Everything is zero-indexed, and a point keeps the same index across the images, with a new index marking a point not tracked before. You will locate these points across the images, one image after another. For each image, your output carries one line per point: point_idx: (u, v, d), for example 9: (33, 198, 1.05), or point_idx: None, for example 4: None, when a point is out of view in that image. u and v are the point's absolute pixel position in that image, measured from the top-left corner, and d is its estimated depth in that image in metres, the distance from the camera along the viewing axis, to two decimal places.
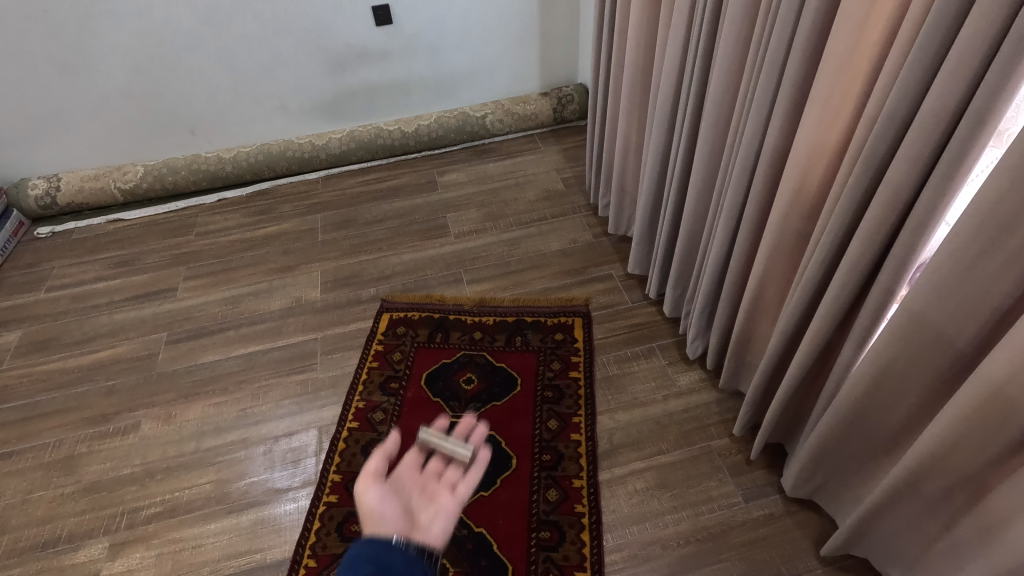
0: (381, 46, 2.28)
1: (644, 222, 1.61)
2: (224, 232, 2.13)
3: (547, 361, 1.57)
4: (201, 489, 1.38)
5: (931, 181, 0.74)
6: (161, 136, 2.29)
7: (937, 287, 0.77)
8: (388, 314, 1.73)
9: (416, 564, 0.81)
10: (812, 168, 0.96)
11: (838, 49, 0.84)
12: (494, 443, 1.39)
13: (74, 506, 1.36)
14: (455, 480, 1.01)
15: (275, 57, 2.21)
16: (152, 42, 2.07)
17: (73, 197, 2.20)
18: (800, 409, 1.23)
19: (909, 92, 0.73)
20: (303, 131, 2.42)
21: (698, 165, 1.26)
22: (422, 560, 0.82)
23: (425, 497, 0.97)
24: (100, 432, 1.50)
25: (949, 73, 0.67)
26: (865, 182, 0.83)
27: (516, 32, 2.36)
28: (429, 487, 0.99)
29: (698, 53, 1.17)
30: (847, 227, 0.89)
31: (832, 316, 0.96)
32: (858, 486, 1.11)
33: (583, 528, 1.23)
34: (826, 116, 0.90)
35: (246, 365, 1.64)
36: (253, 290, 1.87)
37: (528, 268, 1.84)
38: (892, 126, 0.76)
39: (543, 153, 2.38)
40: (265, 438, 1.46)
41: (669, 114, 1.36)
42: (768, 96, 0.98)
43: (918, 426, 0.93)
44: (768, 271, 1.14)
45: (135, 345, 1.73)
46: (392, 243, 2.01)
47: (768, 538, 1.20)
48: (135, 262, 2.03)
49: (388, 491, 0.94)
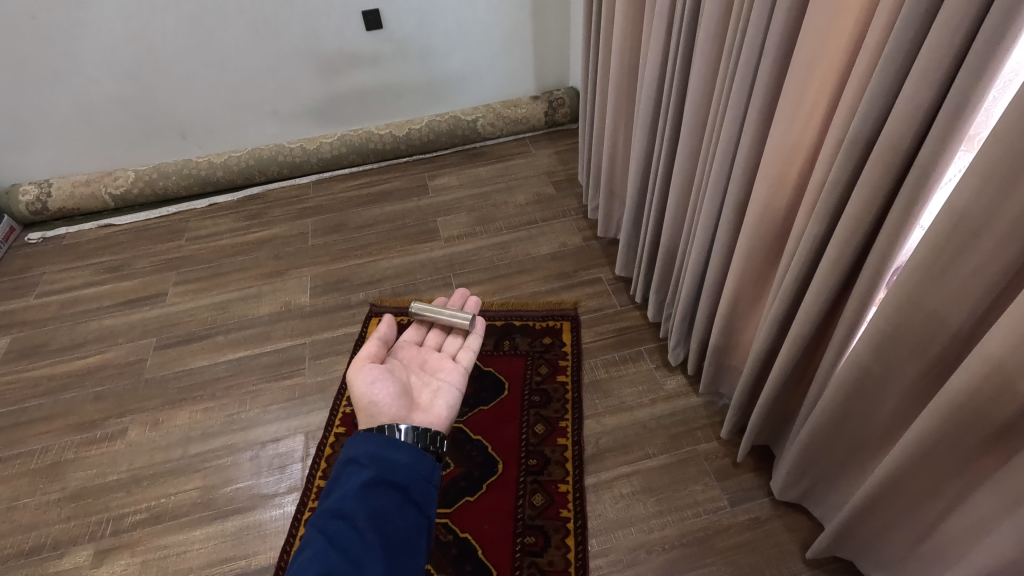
0: (370, 51, 2.28)
1: (629, 226, 1.61)
2: (215, 237, 2.13)
3: (534, 365, 1.57)
4: (187, 495, 1.37)
5: (906, 185, 0.74)
6: (152, 141, 2.29)
7: (913, 290, 0.77)
8: (376, 319, 1.73)
9: (419, 463, 0.86)
10: (786, 173, 0.96)
11: (806, 54, 0.83)
12: (480, 448, 1.39)
13: (60, 513, 1.36)
14: (452, 350, 1.18)
15: (264, 61, 2.21)
16: (141, 48, 2.07)
17: (63, 203, 2.21)
18: (785, 412, 1.22)
19: (879, 99, 0.73)
20: (294, 135, 2.42)
21: (679, 170, 1.25)
22: (426, 457, 0.87)
23: (426, 367, 1.12)
24: (87, 438, 1.50)
25: (916, 78, 0.67)
26: (839, 187, 0.83)
27: (506, 36, 2.37)
28: (428, 361, 1.14)
29: (677, 59, 1.17)
30: (823, 232, 0.89)
31: (812, 320, 0.96)
32: (843, 489, 1.11)
33: (569, 533, 1.23)
34: (797, 121, 0.89)
35: (234, 371, 1.64)
36: (243, 295, 1.87)
37: (517, 272, 1.84)
38: (865, 130, 0.76)
39: (534, 156, 2.38)
40: (252, 444, 1.46)
41: (652, 118, 1.36)
42: (742, 101, 0.98)
43: (900, 428, 0.93)
44: (748, 275, 1.14)
45: (124, 351, 1.73)
46: (382, 247, 2.01)
47: (754, 542, 1.20)
48: (126, 267, 2.03)
49: (394, 365, 1.08)
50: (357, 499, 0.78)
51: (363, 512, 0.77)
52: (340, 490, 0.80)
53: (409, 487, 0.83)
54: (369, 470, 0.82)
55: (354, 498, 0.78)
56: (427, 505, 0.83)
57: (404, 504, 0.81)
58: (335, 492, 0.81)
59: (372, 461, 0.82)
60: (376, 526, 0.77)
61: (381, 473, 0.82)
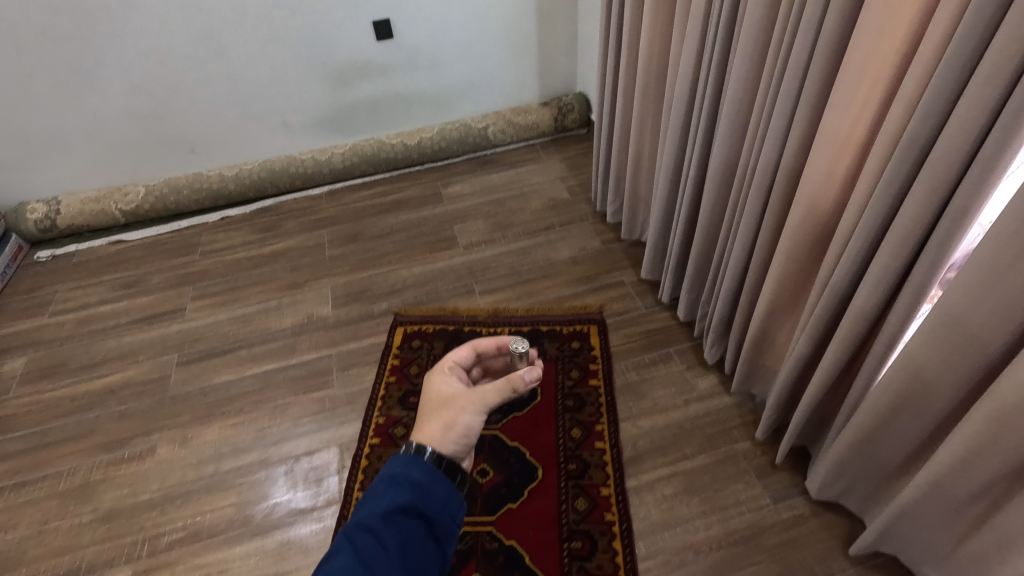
0: (382, 60, 2.29)
1: (658, 228, 1.63)
2: (230, 250, 2.11)
3: (565, 369, 1.57)
4: (223, 512, 1.35)
5: (964, 183, 0.76)
6: (162, 155, 2.28)
7: (972, 288, 0.77)
8: (401, 328, 1.73)
9: (452, 498, 0.80)
10: (834, 171, 0.98)
11: (860, 55, 0.86)
12: (518, 454, 1.39)
13: (93, 535, 1.33)
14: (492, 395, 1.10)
15: (277, 73, 2.20)
16: (152, 62, 2.06)
17: (73, 220, 2.18)
18: (825, 410, 1.23)
19: (942, 96, 0.75)
20: (305, 146, 2.42)
21: (716, 170, 1.28)
22: (456, 496, 0.81)
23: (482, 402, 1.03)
24: (115, 458, 1.48)
25: (984, 75, 0.69)
26: (896, 184, 0.84)
27: (516, 43, 2.38)
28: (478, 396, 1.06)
29: (715, 63, 1.19)
30: (875, 231, 0.91)
31: (862, 316, 0.97)
32: (886, 487, 1.12)
33: (615, 536, 1.23)
34: (848, 118, 0.92)
35: (261, 385, 1.62)
36: (263, 308, 1.86)
37: (540, 277, 1.84)
38: (924, 127, 0.78)
39: (545, 162, 2.39)
40: (286, 458, 1.44)
41: (684, 120, 1.38)
42: (788, 102, 1.01)
43: (950, 425, 0.94)
44: (791, 272, 1.15)
45: (145, 368, 1.70)
46: (401, 256, 2.00)
47: (799, 539, 1.21)
48: (141, 283, 2.01)
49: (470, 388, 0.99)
50: (386, 520, 0.73)
51: (388, 536, 0.72)
52: (368, 502, 0.75)
53: (434, 521, 0.77)
54: (405, 493, 0.76)
55: (385, 519, 0.73)
56: (448, 544, 0.78)
57: (427, 538, 0.76)
58: (360, 504, 0.75)
59: (410, 483, 0.77)
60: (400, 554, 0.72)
61: (414, 498, 0.76)
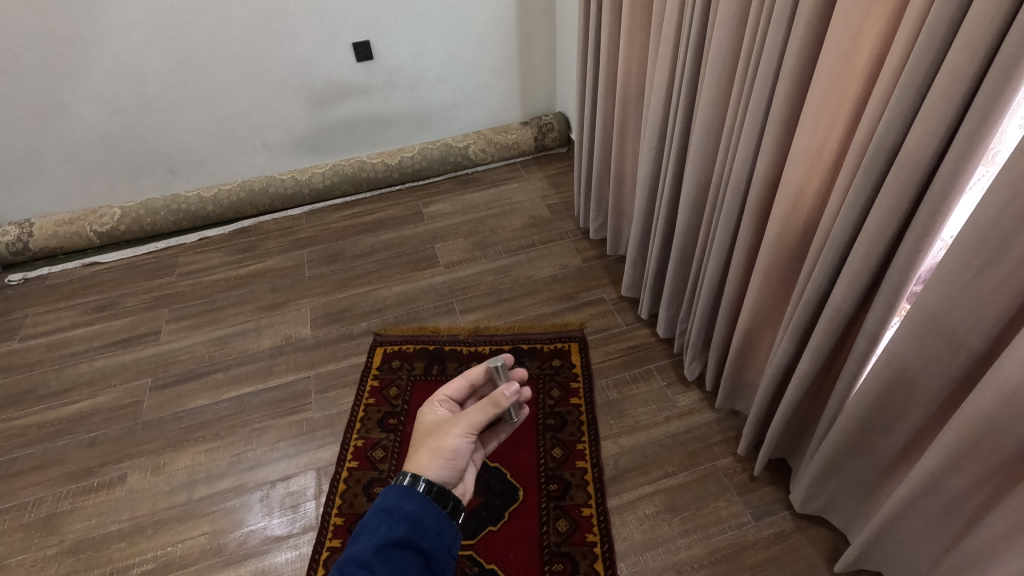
0: (363, 81, 2.30)
1: (637, 245, 1.65)
2: (207, 271, 2.09)
3: (546, 388, 1.56)
4: (196, 541, 1.32)
5: (925, 201, 0.78)
6: (139, 176, 2.25)
7: (939, 300, 0.78)
8: (381, 349, 1.71)
9: (446, 531, 0.79)
10: (804, 187, 1.00)
11: (823, 78, 0.88)
12: (499, 476, 1.37)
13: (58, 568, 1.28)
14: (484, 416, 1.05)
15: (256, 94, 2.20)
16: (129, 82, 2.05)
17: (46, 242, 2.14)
18: (802, 425, 1.24)
19: (900, 117, 0.77)
20: (285, 166, 2.41)
21: (690, 188, 1.31)
22: (451, 526, 0.80)
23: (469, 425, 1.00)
24: (83, 487, 1.43)
25: (937, 96, 0.71)
26: (862, 202, 0.87)
27: (496, 64, 2.41)
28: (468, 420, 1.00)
29: (686, 85, 1.22)
30: (844, 246, 0.93)
31: (834, 330, 0.98)
32: (863, 503, 1.12)
33: (597, 557, 1.21)
34: (814, 136, 0.94)
35: (237, 409, 1.59)
36: (240, 330, 1.83)
37: (520, 295, 1.85)
38: (886, 146, 0.80)
39: (526, 180, 2.41)
40: (261, 484, 1.41)
41: (659, 139, 1.41)
42: (758, 122, 1.03)
43: (925, 438, 0.95)
44: (766, 286, 1.17)
45: (118, 393, 1.66)
46: (381, 275, 1.99)
47: (781, 556, 1.20)
48: (116, 305, 1.97)
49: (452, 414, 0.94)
50: (381, 552, 0.72)
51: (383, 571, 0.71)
52: (363, 537, 0.74)
53: (430, 555, 0.76)
54: (399, 528, 0.75)
55: (379, 553, 0.71)
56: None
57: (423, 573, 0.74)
58: (355, 539, 0.75)
59: (402, 518, 0.76)
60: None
61: (407, 534, 0.75)
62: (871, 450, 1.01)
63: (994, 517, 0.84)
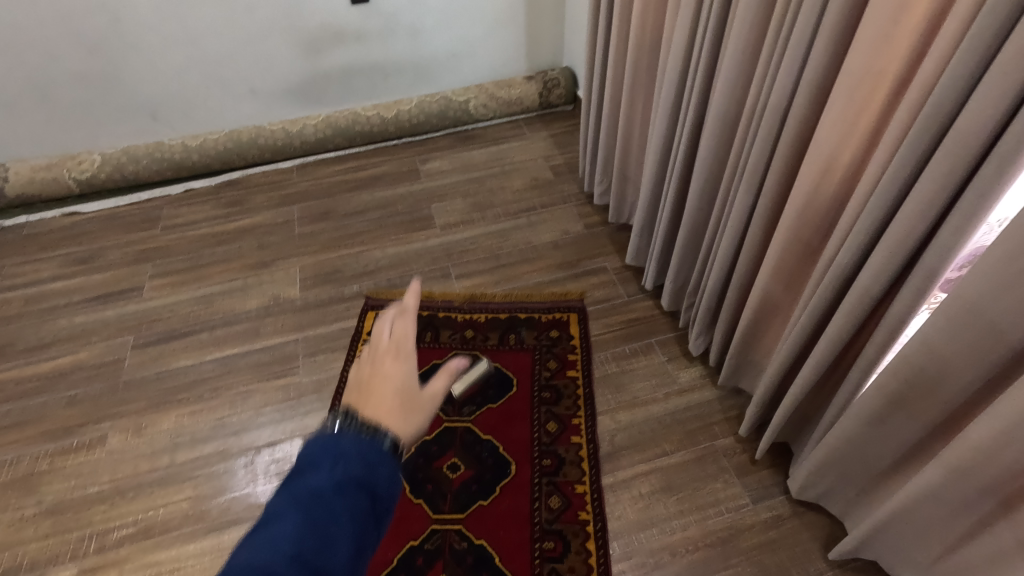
0: (357, 26, 2.15)
1: (644, 212, 1.56)
2: (192, 226, 1.99)
3: (543, 360, 1.51)
4: (178, 506, 1.28)
5: (978, 179, 0.70)
6: (120, 122, 2.13)
7: (983, 289, 0.71)
8: (373, 313, 1.64)
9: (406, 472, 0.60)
10: (838, 157, 0.92)
11: (872, 32, 0.80)
12: (491, 449, 1.33)
13: (36, 529, 1.25)
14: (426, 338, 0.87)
15: (243, 36, 2.05)
16: (106, 18, 1.90)
17: (23, 189, 2.03)
18: (809, 409, 1.19)
19: (960, 80, 0.68)
20: (274, 116, 2.27)
21: (706, 154, 1.21)
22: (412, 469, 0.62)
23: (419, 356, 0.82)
24: (62, 447, 1.39)
25: (1009, 57, 0.62)
26: (903, 177, 0.78)
27: (501, 12, 2.26)
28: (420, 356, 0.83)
29: (710, 40, 1.11)
30: (879, 224, 0.85)
31: (856, 314, 0.92)
32: (868, 493, 1.08)
33: (589, 536, 1.18)
34: (855, 100, 0.86)
35: (222, 370, 1.53)
36: (226, 289, 1.76)
37: (519, 261, 1.77)
38: (939, 114, 0.71)
39: (529, 139, 2.29)
40: (246, 449, 1.37)
41: (675, 98, 1.30)
42: (789, 82, 0.94)
43: (944, 434, 0.89)
44: (784, 262, 1.10)
45: (99, 350, 1.60)
46: (374, 236, 1.90)
47: (777, 541, 1.17)
48: (97, 258, 1.89)
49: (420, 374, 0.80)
50: (340, 493, 0.54)
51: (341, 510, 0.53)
52: (310, 474, 0.55)
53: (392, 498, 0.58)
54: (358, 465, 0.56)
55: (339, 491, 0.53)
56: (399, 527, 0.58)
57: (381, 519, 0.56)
58: (299, 475, 0.55)
59: (361, 456, 0.57)
60: (355, 545, 0.52)
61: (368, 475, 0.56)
62: (884, 441, 0.96)
63: (1015, 521, 0.79)
